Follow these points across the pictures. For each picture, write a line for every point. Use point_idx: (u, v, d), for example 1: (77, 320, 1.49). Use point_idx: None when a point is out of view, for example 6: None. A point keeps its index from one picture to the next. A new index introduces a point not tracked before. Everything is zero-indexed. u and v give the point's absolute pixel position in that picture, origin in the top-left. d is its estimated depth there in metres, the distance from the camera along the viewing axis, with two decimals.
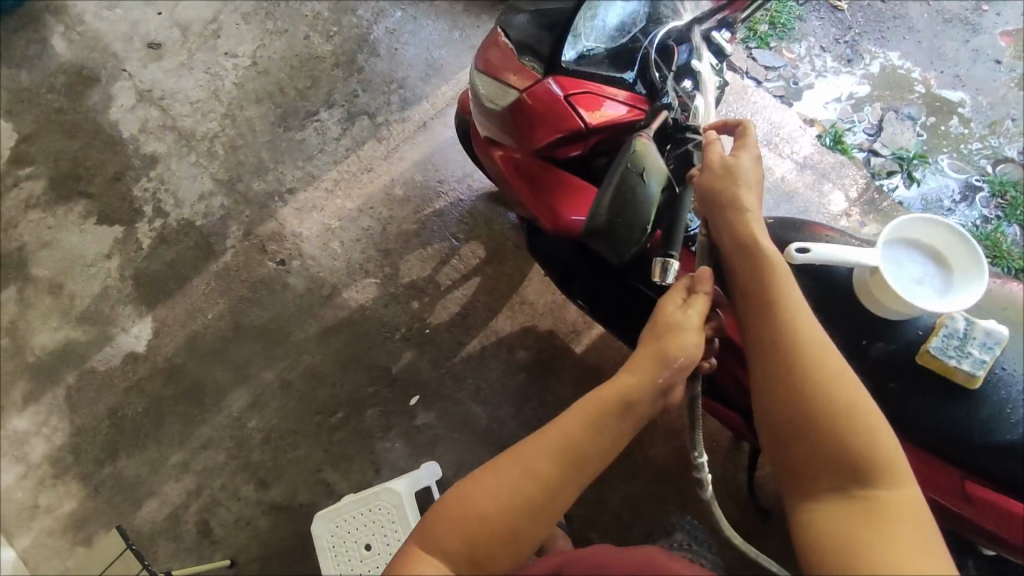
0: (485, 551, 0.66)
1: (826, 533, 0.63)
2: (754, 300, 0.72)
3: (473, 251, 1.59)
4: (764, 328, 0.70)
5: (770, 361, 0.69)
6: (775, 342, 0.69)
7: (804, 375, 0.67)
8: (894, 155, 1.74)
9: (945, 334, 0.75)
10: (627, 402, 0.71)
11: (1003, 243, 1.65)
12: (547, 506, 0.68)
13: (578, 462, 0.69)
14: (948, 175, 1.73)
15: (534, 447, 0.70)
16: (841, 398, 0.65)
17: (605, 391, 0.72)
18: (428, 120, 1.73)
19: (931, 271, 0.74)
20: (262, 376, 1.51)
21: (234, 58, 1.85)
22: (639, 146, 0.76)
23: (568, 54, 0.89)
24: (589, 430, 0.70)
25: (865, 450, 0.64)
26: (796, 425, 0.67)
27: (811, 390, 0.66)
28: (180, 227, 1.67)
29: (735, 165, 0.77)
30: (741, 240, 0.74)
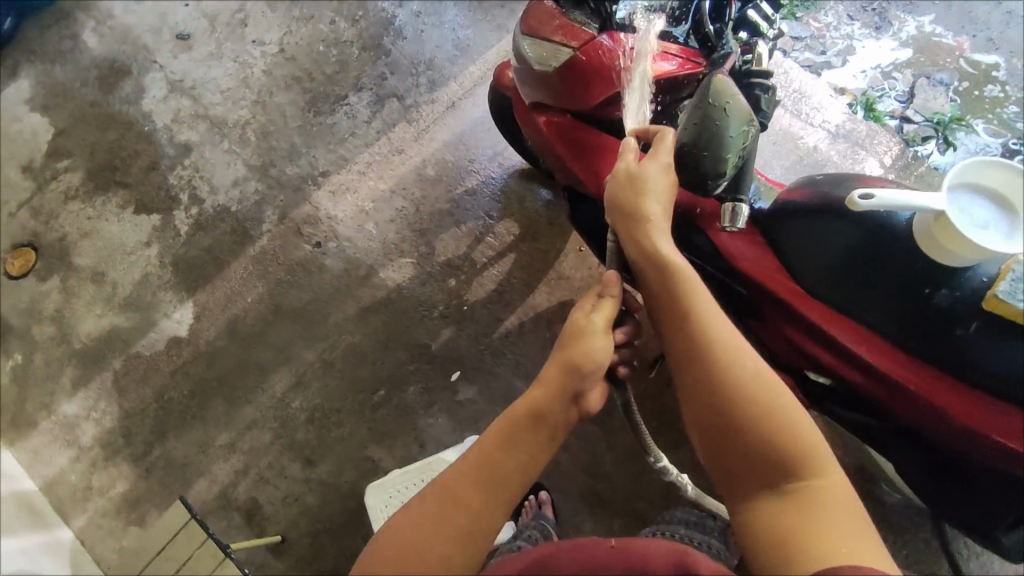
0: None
1: (765, 526, 0.67)
2: (668, 311, 0.76)
3: (508, 228, 1.59)
4: (679, 338, 0.74)
5: (686, 368, 0.73)
6: (690, 351, 0.73)
7: (716, 379, 0.71)
8: (929, 121, 1.71)
9: (1013, 278, 0.74)
10: (536, 414, 0.78)
11: None
12: (478, 525, 0.73)
13: (499, 480, 0.76)
14: (984, 139, 1.70)
15: (456, 472, 0.77)
16: (755, 397, 0.70)
17: (516, 409, 0.79)
18: (456, 100, 1.73)
19: (999, 216, 0.73)
20: (303, 357, 1.53)
21: (263, 45, 1.87)
22: (718, 83, 0.71)
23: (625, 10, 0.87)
24: (503, 446, 0.77)
25: (779, 446, 0.68)
26: (718, 427, 0.71)
27: (726, 395, 0.70)
28: (217, 214, 1.70)
29: (640, 173, 0.79)
30: (650, 253, 0.78)
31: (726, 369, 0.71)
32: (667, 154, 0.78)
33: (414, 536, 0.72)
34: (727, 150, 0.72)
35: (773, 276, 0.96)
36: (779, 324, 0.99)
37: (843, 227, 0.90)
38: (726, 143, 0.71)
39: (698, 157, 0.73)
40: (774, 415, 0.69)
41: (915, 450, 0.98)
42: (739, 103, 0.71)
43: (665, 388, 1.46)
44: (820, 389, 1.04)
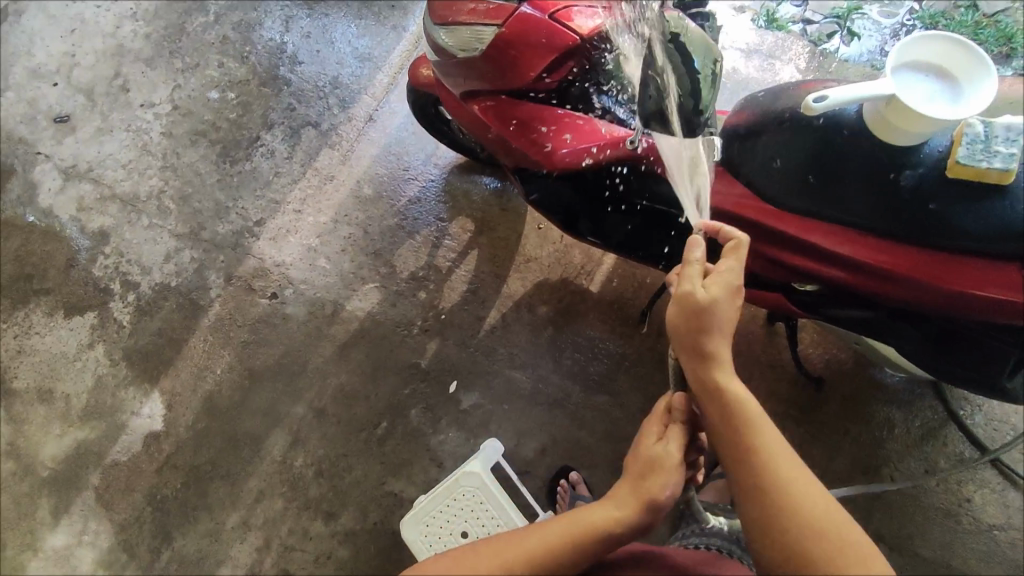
0: None
1: None
2: (729, 441, 0.72)
3: (462, 227, 1.56)
4: (740, 468, 0.70)
5: (752, 502, 0.68)
6: (756, 481, 0.69)
7: (787, 514, 0.66)
8: (829, 18, 1.74)
9: (968, 141, 0.79)
10: (610, 533, 0.73)
11: None
12: None
13: (554, 571, 0.71)
14: None
15: (511, 543, 0.71)
16: (829, 541, 0.65)
17: (590, 517, 0.74)
18: (373, 112, 1.68)
19: (939, 90, 0.77)
20: (293, 413, 1.47)
21: (153, 107, 1.75)
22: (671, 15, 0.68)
23: None
24: (570, 551, 0.72)
25: None
26: (791, 565, 0.65)
27: (796, 533, 0.66)
28: (157, 293, 1.59)
29: (710, 301, 0.75)
30: (707, 381, 0.75)
31: (796, 502, 0.67)
32: (725, 277, 0.77)
33: None
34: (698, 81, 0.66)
35: (774, 214, 0.94)
36: (755, 246, 0.99)
37: (795, 136, 0.90)
38: (700, 78, 0.66)
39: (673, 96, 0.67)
40: (852, 556, 0.65)
41: (914, 330, 0.99)
42: (695, 35, 0.67)
43: (659, 338, 1.43)
44: (805, 296, 1.04)
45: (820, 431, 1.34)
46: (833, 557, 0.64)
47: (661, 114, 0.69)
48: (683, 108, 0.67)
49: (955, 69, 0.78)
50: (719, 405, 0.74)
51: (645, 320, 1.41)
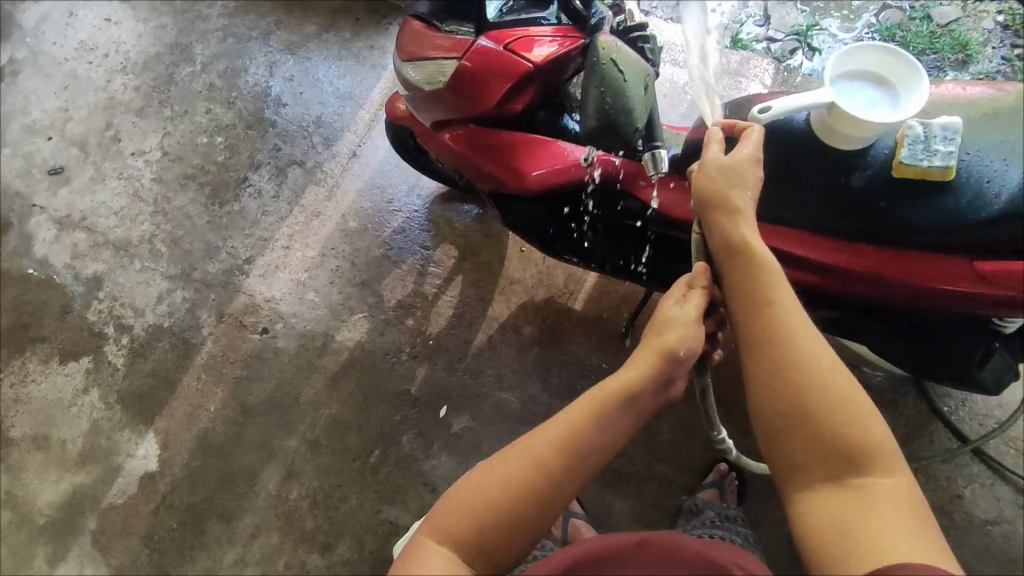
0: (494, 536, 0.71)
1: (824, 513, 0.66)
2: (749, 295, 0.75)
3: (447, 253, 1.59)
4: (755, 321, 0.74)
5: (759, 354, 0.73)
6: (769, 332, 0.72)
7: (797, 368, 0.70)
8: (792, 34, 1.86)
9: (910, 141, 0.81)
10: (629, 396, 0.78)
11: None
12: (553, 495, 0.74)
13: (580, 450, 0.75)
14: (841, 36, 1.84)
15: (544, 429, 0.77)
16: (832, 399, 0.68)
17: (612, 384, 0.79)
18: (356, 148, 1.74)
19: (878, 96, 0.82)
20: (287, 446, 1.48)
21: (144, 154, 1.81)
22: (604, 44, 0.72)
23: (492, 12, 0.95)
24: (595, 421, 0.77)
25: (853, 433, 0.68)
26: (788, 416, 0.70)
27: (805, 380, 0.69)
28: (150, 334, 1.62)
29: (730, 167, 0.81)
30: (733, 240, 0.78)
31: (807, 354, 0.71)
32: (751, 148, 0.82)
33: (492, 493, 0.72)
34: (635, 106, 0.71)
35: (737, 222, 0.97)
36: None
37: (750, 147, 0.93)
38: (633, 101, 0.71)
39: (614, 121, 0.71)
40: (855, 417, 0.68)
41: (883, 326, 1.02)
42: (629, 57, 0.72)
43: None
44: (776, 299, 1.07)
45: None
46: (836, 407, 0.68)
47: (605, 132, 0.72)
48: (617, 120, 0.69)
49: (891, 75, 0.83)
50: (739, 264, 0.77)
51: (628, 338, 1.43)
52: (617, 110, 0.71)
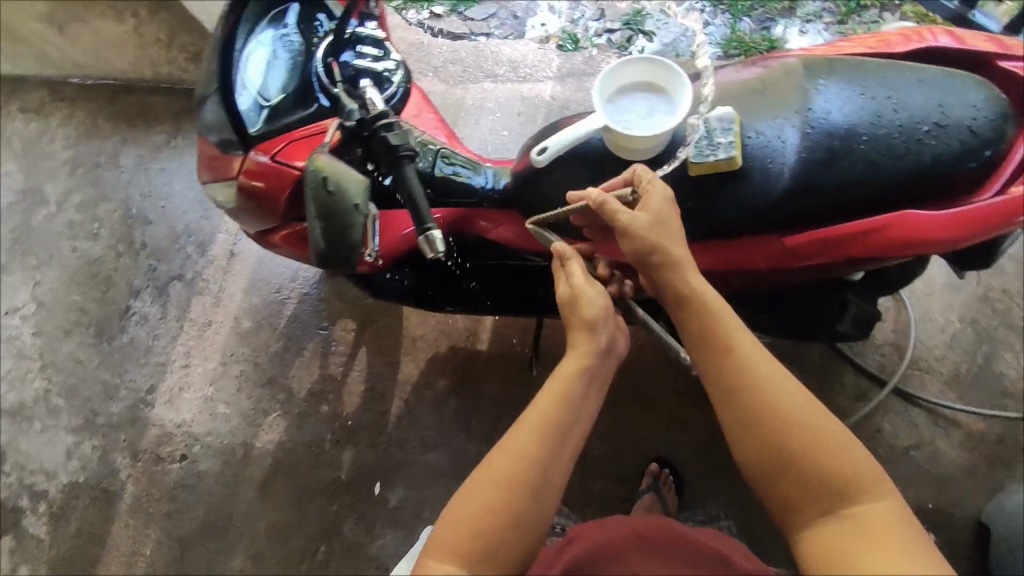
0: (492, 538, 0.70)
1: (825, 551, 0.64)
2: (705, 342, 0.73)
3: (345, 328, 1.57)
4: (721, 370, 0.71)
5: (728, 401, 0.71)
6: (735, 380, 0.70)
7: (769, 410, 0.68)
8: (625, 23, 1.88)
9: (694, 139, 0.82)
10: (585, 374, 0.77)
11: (745, 36, 1.84)
12: (545, 488, 0.73)
13: (555, 440, 0.74)
14: (671, 13, 1.89)
15: (519, 430, 0.75)
16: (812, 437, 0.67)
17: (562, 373, 0.78)
18: (231, 247, 1.70)
19: (655, 104, 0.83)
20: (232, 568, 1.43)
21: (19, 310, 1.74)
22: (315, 163, 0.70)
23: (253, 122, 0.80)
24: (561, 409, 0.75)
25: (837, 469, 0.66)
26: (772, 462, 0.68)
27: (778, 424, 0.68)
28: (67, 493, 1.55)
29: (654, 217, 0.77)
30: (682, 289, 0.75)
31: (776, 395, 0.69)
32: (661, 195, 0.78)
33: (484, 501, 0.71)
34: (353, 226, 0.70)
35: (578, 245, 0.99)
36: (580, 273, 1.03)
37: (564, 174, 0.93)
38: (349, 222, 0.70)
39: (337, 246, 0.71)
40: (839, 452, 0.67)
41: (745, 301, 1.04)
42: (342, 175, 0.70)
43: (557, 373, 1.46)
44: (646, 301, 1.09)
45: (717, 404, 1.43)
46: (815, 447, 0.67)
47: (334, 256, 0.72)
48: (343, 251, 0.72)
49: (660, 82, 0.85)
50: (694, 312, 0.75)
51: (536, 368, 1.43)
52: (338, 232, 0.70)
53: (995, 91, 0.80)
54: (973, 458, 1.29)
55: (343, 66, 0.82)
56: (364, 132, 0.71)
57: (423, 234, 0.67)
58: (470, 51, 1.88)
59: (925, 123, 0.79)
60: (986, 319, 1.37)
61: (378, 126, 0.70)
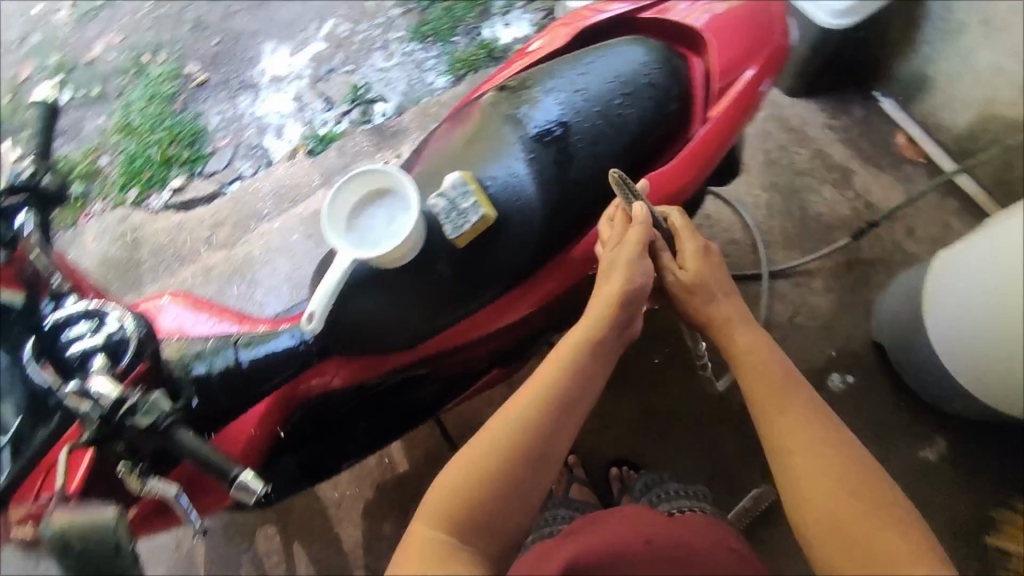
0: (482, 499, 0.74)
1: None
2: (764, 393, 0.81)
3: (262, 537, 1.42)
4: (775, 423, 0.78)
5: (777, 427, 0.78)
6: (791, 432, 0.77)
7: (810, 468, 0.74)
8: (353, 99, 1.91)
9: (446, 216, 0.81)
10: (597, 340, 0.82)
11: (462, 54, 1.89)
12: (543, 451, 0.77)
13: (555, 403, 0.79)
14: (389, 69, 1.93)
15: (529, 388, 0.80)
16: (864, 496, 0.71)
17: (574, 336, 0.83)
18: None
19: (390, 209, 0.82)
20: None
21: None
22: (54, 529, 0.58)
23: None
24: (567, 370, 0.81)
25: (883, 526, 0.69)
26: (823, 522, 0.71)
27: (827, 481, 0.72)
28: None
29: (698, 281, 0.87)
30: (739, 346, 0.85)
31: (826, 450, 0.75)
32: (704, 249, 0.88)
33: (483, 457, 0.75)
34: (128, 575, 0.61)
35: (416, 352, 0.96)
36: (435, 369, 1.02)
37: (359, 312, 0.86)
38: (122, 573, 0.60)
39: None
40: (887, 516, 0.69)
41: None
42: (87, 529, 0.59)
43: None
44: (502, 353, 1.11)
45: (629, 379, 1.47)
46: (863, 504, 0.70)
47: None
48: None
49: (382, 184, 0.83)
50: (753, 374, 0.83)
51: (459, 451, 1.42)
52: None
53: (649, 41, 0.91)
54: (838, 296, 1.41)
55: (68, 359, 0.73)
56: (118, 426, 0.67)
57: (236, 485, 0.68)
58: (230, 201, 1.82)
59: (613, 95, 0.86)
60: (780, 179, 1.50)
61: (123, 415, 0.66)
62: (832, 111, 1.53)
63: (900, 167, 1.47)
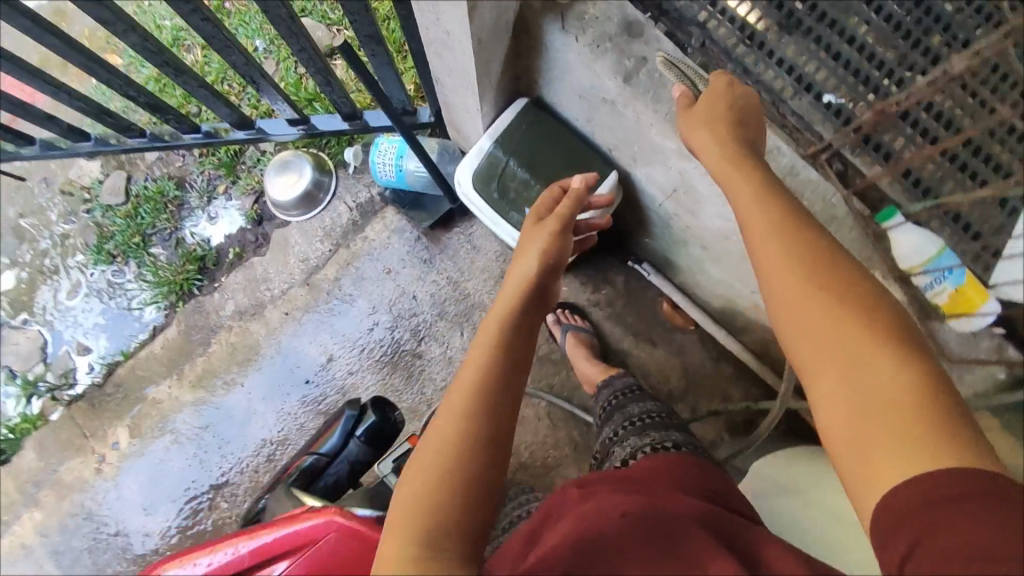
0: (473, 416, 0.67)
1: (864, 460, 0.55)
2: (756, 221, 0.67)
3: None
4: (763, 216, 0.67)
5: (765, 241, 0.66)
6: (788, 244, 0.64)
7: (793, 286, 0.63)
8: (39, 367, 1.50)
9: None
10: (559, 265, 0.85)
11: (161, 269, 1.50)
12: (517, 342, 0.74)
13: (531, 292, 0.79)
14: (76, 309, 1.53)
15: (508, 291, 0.79)
16: (840, 291, 0.61)
17: (529, 251, 0.85)
18: None
19: None
20: None
21: None
22: None
23: None
24: (534, 259, 0.81)
25: (887, 345, 0.58)
26: (809, 369, 0.61)
27: (840, 285, 0.61)
28: None
29: (715, 97, 0.75)
30: (725, 151, 0.72)
31: (819, 258, 0.63)
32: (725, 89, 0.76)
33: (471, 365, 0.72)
34: None
35: None
36: None
37: None
38: None
39: None
40: (882, 346, 0.58)
41: None
42: None
43: None
44: None
45: None
46: (864, 300, 0.60)
47: None
48: None
49: None
50: (746, 182, 0.70)
51: None
52: None
53: None
54: None
55: None
56: None
57: None
58: None
59: None
60: (555, 378, 1.37)
61: None
62: (592, 284, 1.37)
63: (672, 338, 1.34)
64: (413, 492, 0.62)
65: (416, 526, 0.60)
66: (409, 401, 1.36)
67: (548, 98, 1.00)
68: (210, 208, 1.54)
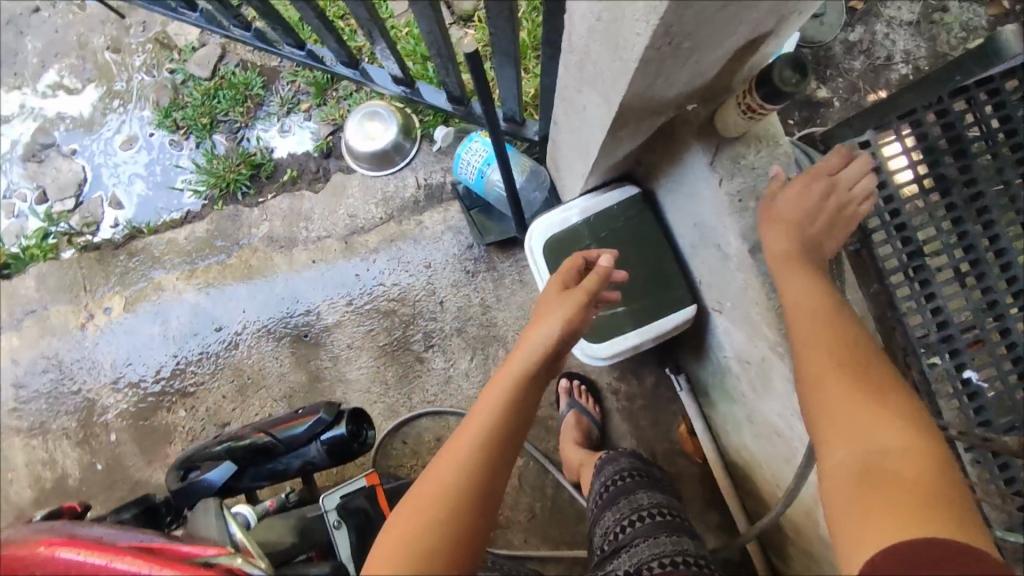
0: (438, 525, 0.64)
1: (844, 466, 0.59)
2: (787, 254, 0.76)
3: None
4: (793, 260, 0.76)
5: (793, 270, 0.75)
6: (806, 292, 0.72)
7: (801, 327, 0.70)
8: (70, 202, 1.49)
9: None
10: (556, 358, 0.78)
11: (212, 160, 1.44)
12: (494, 446, 0.70)
13: (522, 397, 0.74)
14: (122, 162, 1.50)
15: (496, 384, 0.75)
16: (838, 335, 0.68)
17: (527, 338, 0.77)
18: None
19: None
20: None
21: None
22: None
23: None
24: (520, 356, 0.76)
25: (873, 376, 0.64)
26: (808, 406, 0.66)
27: (839, 328, 0.69)
28: None
29: (806, 186, 0.79)
30: (788, 208, 0.79)
31: (824, 304, 0.71)
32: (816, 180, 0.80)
33: (444, 458, 0.68)
34: None
35: None
36: None
37: None
38: None
39: None
40: (867, 377, 0.64)
41: None
42: None
43: None
44: None
45: None
46: (858, 348, 0.67)
47: None
48: None
49: None
50: (789, 235, 0.77)
51: None
52: None
53: None
54: None
55: None
56: None
57: None
58: None
59: None
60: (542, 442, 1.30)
61: None
62: (620, 371, 1.28)
63: (674, 460, 1.25)
64: (398, 531, 0.63)
65: (403, 552, 0.61)
66: (393, 398, 1.32)
67: (660, 199, 0.97)
68: (285, 121, 1.46)
